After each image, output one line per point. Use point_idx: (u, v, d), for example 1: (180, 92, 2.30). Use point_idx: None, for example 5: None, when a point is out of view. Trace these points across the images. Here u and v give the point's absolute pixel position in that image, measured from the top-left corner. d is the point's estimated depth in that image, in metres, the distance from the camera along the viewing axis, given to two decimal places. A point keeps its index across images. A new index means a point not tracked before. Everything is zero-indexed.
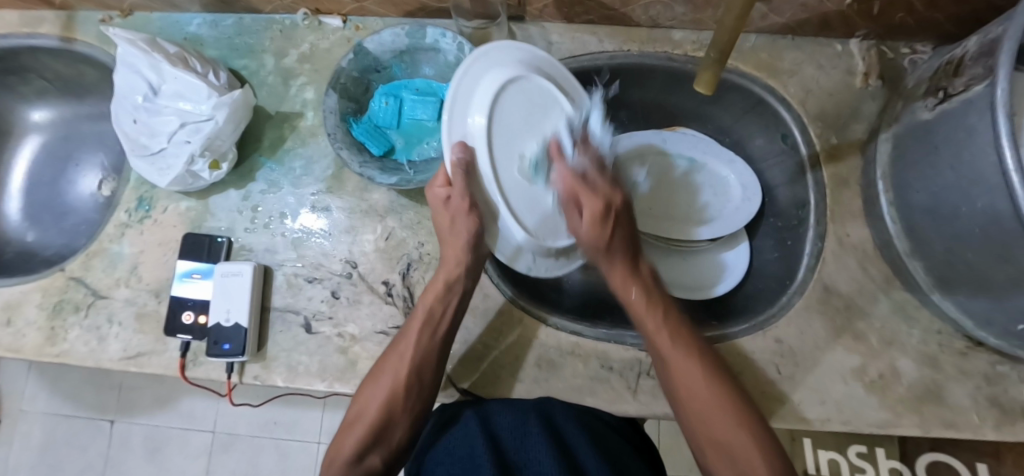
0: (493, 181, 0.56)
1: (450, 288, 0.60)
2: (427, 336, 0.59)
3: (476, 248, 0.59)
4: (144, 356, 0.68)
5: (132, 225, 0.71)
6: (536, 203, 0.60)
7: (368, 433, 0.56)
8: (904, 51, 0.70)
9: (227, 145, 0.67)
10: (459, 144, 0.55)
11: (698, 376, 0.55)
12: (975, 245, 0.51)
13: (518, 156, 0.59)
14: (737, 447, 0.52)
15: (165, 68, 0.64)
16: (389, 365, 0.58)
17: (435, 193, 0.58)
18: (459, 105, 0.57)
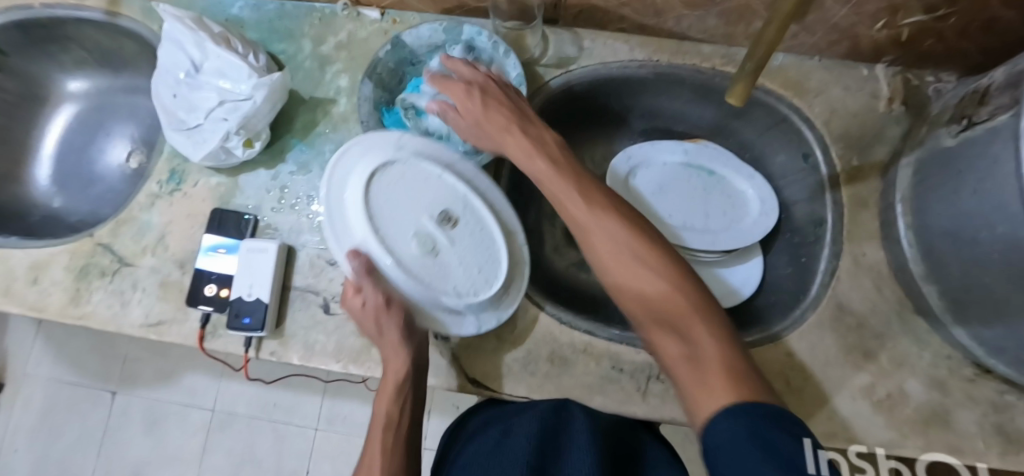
0: (397, 272, 0.57)
1: (398, 389, 0.59)
2: (392, 437, 0.59)
3: (410, 332, 0.59)
4: (164, 324, 0.69)
5: (162, 196, 0.73)
6: (472, 272, 0.60)
7: None
8: (931, 79, 0.71)
9: (261, 125, 0.69)
10: (353, 252, 0.57)
11: (636, 261, 0.47)
12: (992, 270, 0.52)
13: (414, 234, 0.59)
14: (695, 355, 0.40)
15: (210, 46, 0.66)
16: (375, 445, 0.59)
17: (350, 303, 0.59)
18: (339, 224, 0.60)
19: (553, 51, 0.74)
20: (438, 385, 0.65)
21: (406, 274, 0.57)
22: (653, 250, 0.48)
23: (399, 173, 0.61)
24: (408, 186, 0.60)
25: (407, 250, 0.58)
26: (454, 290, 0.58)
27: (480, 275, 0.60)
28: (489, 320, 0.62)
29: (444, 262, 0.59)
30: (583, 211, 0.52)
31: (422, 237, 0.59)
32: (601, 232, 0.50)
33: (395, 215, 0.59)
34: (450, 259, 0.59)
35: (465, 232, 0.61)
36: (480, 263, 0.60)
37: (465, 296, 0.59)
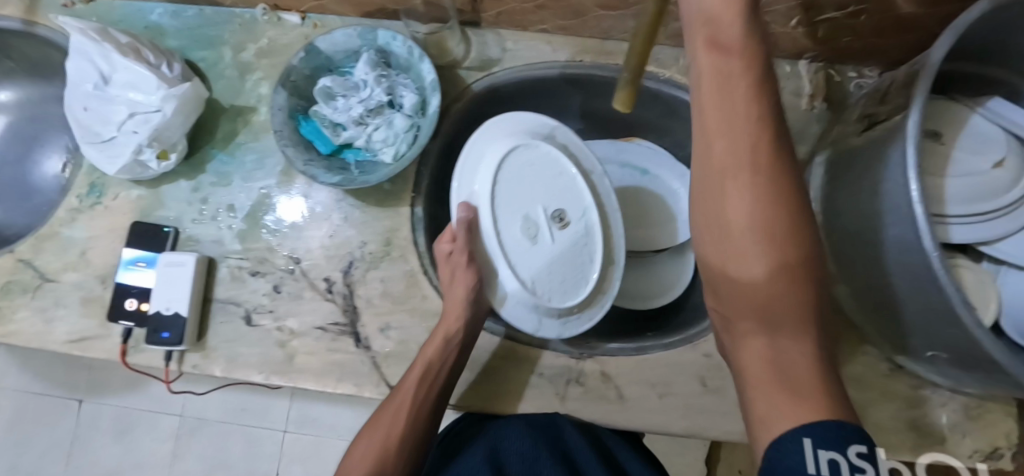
0: (495, 241, 0.61)
1: (448, 346, 0.61)
2: (408, 424, 0.59)
3: (477, 306, 0.63)
4: (87, 340, 0.69)
5: (82, 210, 0.72)
6: (530, 256, 0.62)
7: None
8: (851, 75, 0.71)
9: (176, 137, 0.68)
10: (463, 205, 0.62)
11: (762, 251, 0.42)
12: (889, 271, 0.52)
13: (523, 217, 0.63)
14: (786, 359, 0.39)
15: (117, 58, 0.65)
16: (383, 421, 0.59)
17: (440, 247, 0.63)
18: (471, 181, 0.64)
19: (476, 54, 0.73)
20: (359, 394, 0.65)
21: (503, 249, 0.61)
22: (800, 242, 0.42)
23: (526, 156, 0.65)
24: (535, 172, 0.64)
25: (537, 231, 0.63)
26: (529, 273, 0.62)
27: (563, 282, 0.63)
28: (558, 312, 0.63)
29: (541, 250, 0.63)
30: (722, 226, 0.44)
31: (529, 223, 0.63)
32: (745, 272, 0.43)
33: (525, 199, 0.64)
34: (530, 247, 0.63)
35: (572, 237, 0.65)
36: (575, 284, 0.64)
37: (519, 271, 0.62)
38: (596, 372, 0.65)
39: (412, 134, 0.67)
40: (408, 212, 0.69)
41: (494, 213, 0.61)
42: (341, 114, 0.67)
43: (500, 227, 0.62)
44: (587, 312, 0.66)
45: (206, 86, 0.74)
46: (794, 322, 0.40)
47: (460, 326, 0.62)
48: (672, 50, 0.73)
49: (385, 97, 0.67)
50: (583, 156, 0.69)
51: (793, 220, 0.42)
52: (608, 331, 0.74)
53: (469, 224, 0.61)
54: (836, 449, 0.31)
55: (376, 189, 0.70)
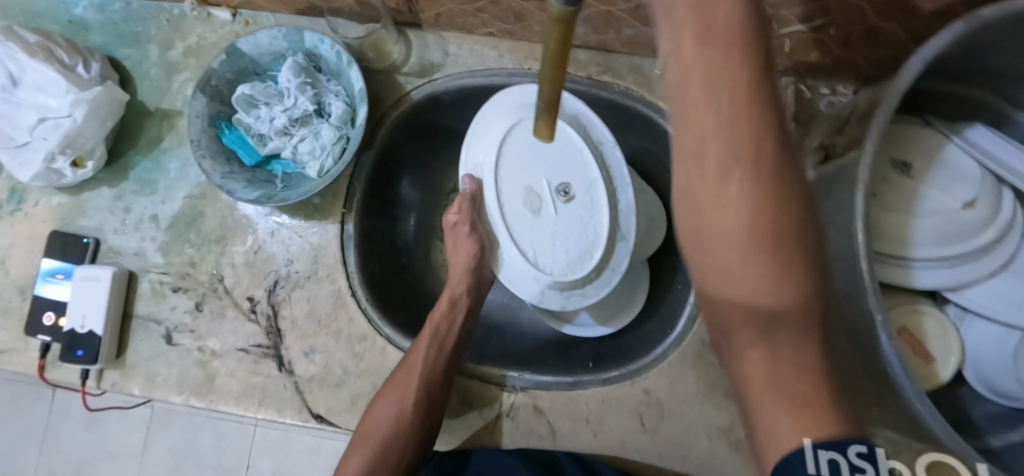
0: (495, 216, 0.57)
1: (459, 303, 0.63)
2: (424, 390, 0.58)
3: (478, 273, 0.63)
4: (5, 354, 0.66)
5: (3, 217, 0.69)
6: (533, 229, 0.57)
7: (371, 458, 0.56)
8: (824, 91, 0.65)
9: (92, 142, 0.64)
10: (468, 176, 0.59)
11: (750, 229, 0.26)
12: (831, 320, 0.48)
13: (526, 189, 0.58)
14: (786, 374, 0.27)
15: (23, 58, 0.60)
16: (399, 380, 0.59)
17: (447, 219, 0.61)
18: (476, 149, 0.60)
19: (416, 58, 0.68)
20: (279, 419, 0.62)
21: (504, 222, 0.57)
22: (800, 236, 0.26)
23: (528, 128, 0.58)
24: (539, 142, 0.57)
25: (536, 202, 0.58)
26: (530, 246, 0.57)
27: (566, 256, 0.57)
28: (554, 289, 0.58)
29: (545, 225, 0.58)
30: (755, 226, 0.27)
31: (532, 195, 0.58)
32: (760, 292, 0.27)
33: (525, 170, 0.58)
34: (531, 220, 0.57)
35: (573, 209, 0.58)
36: (575, 261, 0.57)
37: (524, 245, 0.57)
38: (527, 405, 0.62)
39: (340, 147, 0.62)
40: (337, 229, 0.66)
41: (496, 183, 0.57)
42: (264, 124, 0.63)
43: (497, 198, 0.57)
44: (592, 287, 0.59)
45: (131, 87, 0.70)
46: (796, 330, 0.26)
47: (450, 301, 0.63)
48: (627, 58, 0.68)
49: (311, 105, 0.62)
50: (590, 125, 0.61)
51: (772, 212, 0.26)
52: (549, 359, 0.70)
53: (472, 195, 0.58)
54: (836, 445, 0.24)
55: (304, 203, 0.66)
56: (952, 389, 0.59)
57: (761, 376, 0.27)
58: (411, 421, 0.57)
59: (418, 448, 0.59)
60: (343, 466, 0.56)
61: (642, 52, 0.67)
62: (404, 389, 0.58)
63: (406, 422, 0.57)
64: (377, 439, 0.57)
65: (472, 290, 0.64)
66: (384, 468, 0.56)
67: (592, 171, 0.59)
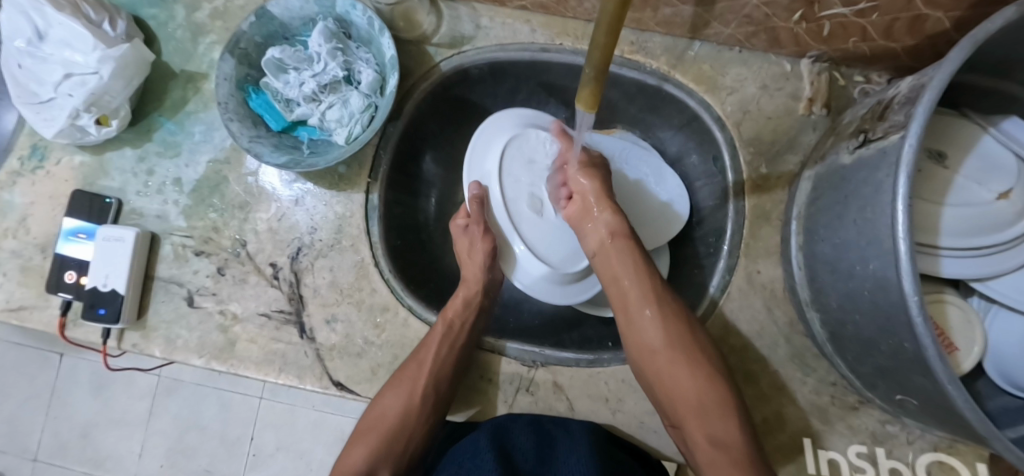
0: (504, 214, 0.66)
1: (471, 303, 0.64)
2: (432, 384, 0.58)
3: (489, 274, 0.66)
4: (25, 310, 0.66)
5: (23, 174, 0.68)
6: (534, 234, 0.67)
7: (379, 446, 0.56)
8: (858, 79, 0.65)
9: (117, 101, 0.63)
10: (475, 183, 0.67)
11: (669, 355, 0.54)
12: (860, 305, 0.48)
13: (528, 195, 0.68)
14: (720, 440, 0.50)
15: (50, 12, 0.59)
16: (409, 372, 0.58)
17: (456, 226, 0.67)
18: (474, 161, 0.70)
19: (446, 30, 0.67)
20: (299, 386, 0.62)
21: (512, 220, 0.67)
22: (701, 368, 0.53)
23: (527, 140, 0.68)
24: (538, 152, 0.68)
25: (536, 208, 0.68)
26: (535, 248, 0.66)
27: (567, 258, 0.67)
28: (559, 286, 0.67)
29: (544, 228, 0.67)
30: (636, 336, 0.57)
31: (534, 199, 0.68)
32: (677, 388, 0.53)
33: (523, 181, 0.68)
34: (532, 225, 0.67)
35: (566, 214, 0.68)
36: (574, 256, 0.67)
37: (530, 242, 0.67)
38: (547, 381, 0.62)
39: (369, 115, 0.62)
40: (362, 199, 0.65)
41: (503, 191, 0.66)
42: (293, 90, 0.62)
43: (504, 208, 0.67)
44: (589, 281, 0.68)
45: (155, 48, 0.68)
46: (717, 417, 0.51)
47: (468, 299, 0.64)
48: (661, 38, 0.67)
49: (341, 72, 0.62)
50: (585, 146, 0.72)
51: (618, 246, 0.59)
52: (566, 338, 0.70)
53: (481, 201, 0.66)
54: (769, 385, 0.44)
55: (329, 172, 0.66)
56: (970, 381, 0.59)
57: (707, 447, 0.51)
58: (416, 419, 0.58)
59: (421, 441, 0.59)
60: (348, 451, 0.57)
61: (677, 32, 0.66)
62: (413, 387, 0.57)
63: (413, 417, 0.57)
64: (382, 431, 0.57)
65: (484, 290, 0.65)
66: (391, 457, 0.57)
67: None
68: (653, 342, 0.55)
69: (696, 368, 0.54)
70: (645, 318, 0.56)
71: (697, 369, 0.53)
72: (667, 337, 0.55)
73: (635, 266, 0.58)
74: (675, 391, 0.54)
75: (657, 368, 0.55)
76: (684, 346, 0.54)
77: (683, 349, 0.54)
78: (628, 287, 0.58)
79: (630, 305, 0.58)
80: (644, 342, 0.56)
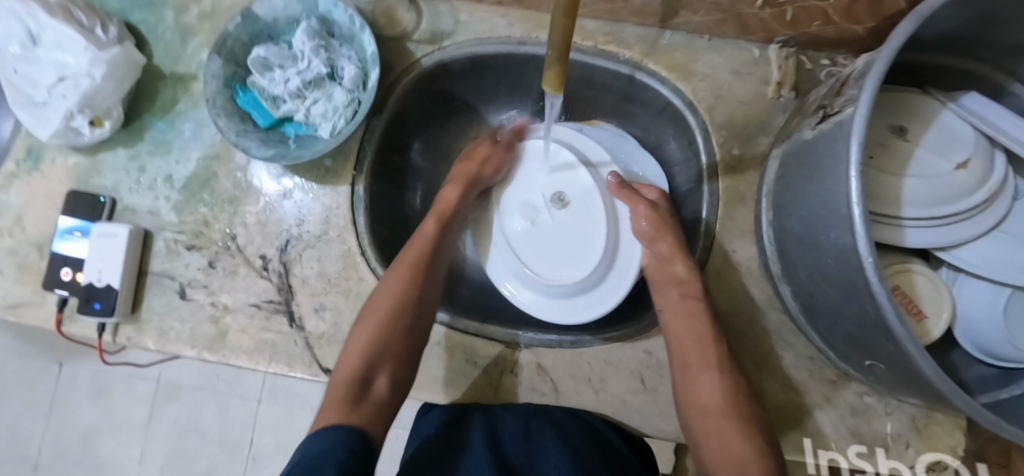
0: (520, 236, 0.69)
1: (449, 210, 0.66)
2: (418, 263, 0.61)
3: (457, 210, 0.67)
4: (21, 307, 0.68)
5: (20, 175, 0.71)
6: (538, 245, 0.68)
7: (380, 333, 0.57)
8: (826, 62, 0.67)
9: (110, 102, 0.66)
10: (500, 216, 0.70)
11: (721, 415, 0.54)
12: (825, 275, 0.50)
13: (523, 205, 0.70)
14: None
15: (43, 17, 0.61)
16: (411, 253, 0.62)
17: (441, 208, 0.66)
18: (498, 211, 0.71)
19: (426, 26, 0.69)
20: (290, 373, 0.64)
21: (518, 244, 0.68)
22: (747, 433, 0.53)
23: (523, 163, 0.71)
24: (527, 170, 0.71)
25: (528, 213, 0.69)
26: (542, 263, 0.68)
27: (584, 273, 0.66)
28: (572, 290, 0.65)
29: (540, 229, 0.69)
30: (690, 392, 0.56)
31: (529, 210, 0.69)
32: (727, 451, 0.52)
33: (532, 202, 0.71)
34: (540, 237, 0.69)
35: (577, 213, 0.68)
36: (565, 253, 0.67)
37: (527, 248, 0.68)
38: (531, 363, 0.64)
39: (353, 110, 0.64)
40: (348, 190, 0.67)
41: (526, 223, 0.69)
42: (278, 86, 0.64)
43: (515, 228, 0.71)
44: (614, 276, 0.67)
45: (146, 51, 0.71)
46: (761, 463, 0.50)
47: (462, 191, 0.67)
48: (634, 29, 0.69)
49: (324, 68, 0.64)
50: (586, 148, 0.71)
51: (688, 307, 0.59)
52: (550, 323, 0.72)
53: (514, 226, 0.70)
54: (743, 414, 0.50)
55: (316, 165, 0.68)
56: (943, 351, 0.60)
57: None
58: (403, 318, 0.58)
59: (415, 340, 0.59)
60: (347, 349, 0.57)
61: (648, 22, 0.68)
62: (403, 279, 0.59)
63: (401, 307, 0.58)
64: (380, 319, 0.57)
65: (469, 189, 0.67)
66: (387, 352, 0.56)
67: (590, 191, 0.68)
68: (710, 405, 0.55)
69: (747, 437, 0.52)
70: (703, 382, 0.56)
71: (751, 442, 0.52)
72: (726, 405, 0.54)
73: (703, 332, 0.58)
74: (722, 456, 0.52)
75: (706, 429, 0.55)
76: (739, 418, 0.54)
77: (739, 418, 0.54)
78: (691, 348, 0.57)
79: (689, 366, 0.57)
80: (699, 404, 0.55)
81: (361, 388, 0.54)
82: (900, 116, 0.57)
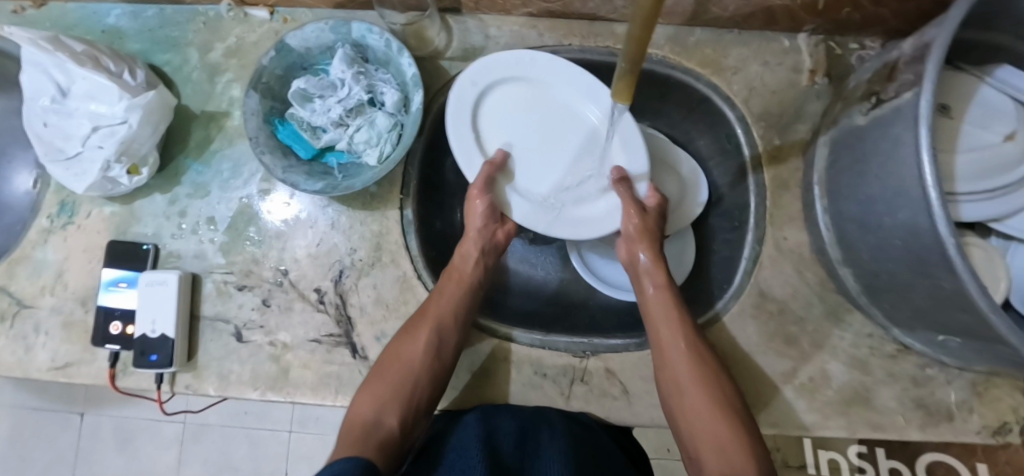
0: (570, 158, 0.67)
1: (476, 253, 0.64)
2: (441, 331, 0.59)
3: (497, 240, 0.66)
4: (72, 366, 0.66)
5: (54, 231, 0.69)
6: (563, 188, 0.66)
7: (391, 388, 0.55)
8: (853, 46, 0.68)
9: (145, 148, 0.64)
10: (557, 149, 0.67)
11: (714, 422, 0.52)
12: (893, 255, 0.51)
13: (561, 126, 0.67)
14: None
15: (73, 68, 0.60)
16: (432, 311, 0.60)
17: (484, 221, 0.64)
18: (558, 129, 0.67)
19: (457, 44, 0.69)
20: None
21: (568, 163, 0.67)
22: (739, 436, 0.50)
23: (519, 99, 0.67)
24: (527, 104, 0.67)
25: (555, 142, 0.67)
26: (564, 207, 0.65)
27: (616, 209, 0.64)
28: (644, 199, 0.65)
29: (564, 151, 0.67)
30: (688, 396, 0.54)
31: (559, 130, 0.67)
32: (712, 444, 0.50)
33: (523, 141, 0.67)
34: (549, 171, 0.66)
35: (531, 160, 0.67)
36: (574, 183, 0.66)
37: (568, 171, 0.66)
38: (599, 369, 0.64)
39: (397, 134, 0.64)
40: (397, 214, 0.67)
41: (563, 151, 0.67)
42: (320, 117, 0.63)
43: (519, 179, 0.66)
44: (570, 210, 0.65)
45: (173, 92, 0.69)
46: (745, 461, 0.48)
47: (479, 250, 0.64)
48: (663, 29, 0.70)
49: (365, 95, 0.64)
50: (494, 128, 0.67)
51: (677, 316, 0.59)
52: (606, 326, 0.73)
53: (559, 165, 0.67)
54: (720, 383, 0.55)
55: (362, 192, 0.67)
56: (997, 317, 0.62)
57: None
58: (431, 361, 0.58)
59: (422, 415, 0.56)
60: (355, 401, 0.55)
61: (677, 21, 0.69)
62: (432, 325, 0.59)
63: (418, 370, 0.57)
64: (398, 375, 0.56)
65: (487, 247, 0.65)
66: (395, 410, 0.54)
67: (606, 107, 0.65)
68: (699, 402, 0.54)
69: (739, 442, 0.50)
70: (693, 386, 0.55)
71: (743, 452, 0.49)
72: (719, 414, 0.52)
73: (693, 349, 0.57)
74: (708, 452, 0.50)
75: (703, 424, 0.52)
76: (734, 429, 0.51)
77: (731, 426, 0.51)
78: (683, 360, 0.56)
79: (694, 371, 0.55)
80: (691, 399, 0.54)
81: (373, 427, 0.52)
82: (940, 94, 0.59)
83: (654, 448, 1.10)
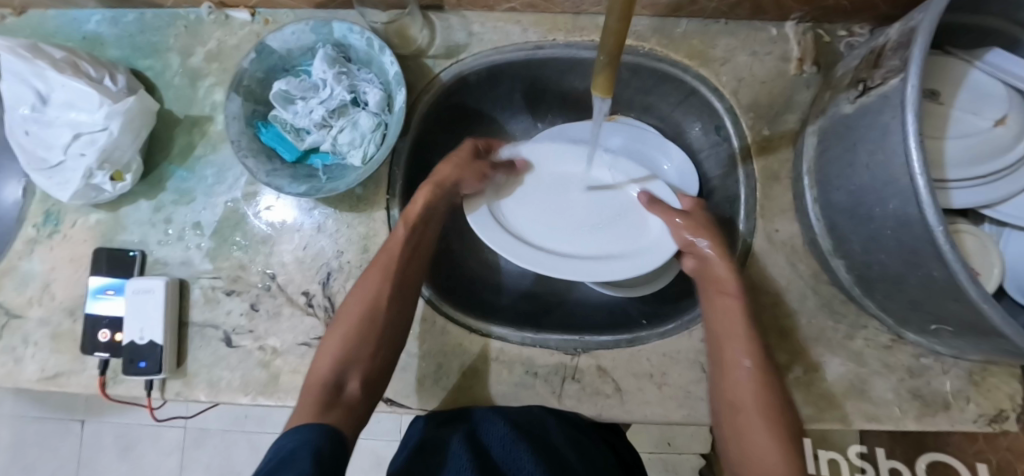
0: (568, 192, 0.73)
1: (427, 201, 0.63)
2: (394, 277, 0.59)
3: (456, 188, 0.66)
4: (61, 376, 0.66)
5: (41, 241, 0.68)
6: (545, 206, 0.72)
7: (350, 340, 0.55)
8: (841, 33, 0.67)
9: (128, 155, 0.64)
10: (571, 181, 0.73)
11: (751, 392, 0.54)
12: (884, 245, 0.50)
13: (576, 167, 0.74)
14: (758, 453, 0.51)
15: (52, 75, 0.60)
16: (382, 260, 0.59)
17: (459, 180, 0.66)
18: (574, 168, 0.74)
19: (441, 41, 0.68)
20: None
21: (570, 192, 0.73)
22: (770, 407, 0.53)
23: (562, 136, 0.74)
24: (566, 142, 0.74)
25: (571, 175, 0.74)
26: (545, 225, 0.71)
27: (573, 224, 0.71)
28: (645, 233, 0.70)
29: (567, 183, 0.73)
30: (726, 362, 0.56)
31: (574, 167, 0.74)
32: (739, 406, 0.54)
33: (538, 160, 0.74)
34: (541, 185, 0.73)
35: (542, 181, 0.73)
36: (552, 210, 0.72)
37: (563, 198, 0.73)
38: (591, 366, 0.63)
39: (381, 133, 0.63)
40: (384, 216, 0.67)
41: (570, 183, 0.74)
42: (303, 119, 0.63)
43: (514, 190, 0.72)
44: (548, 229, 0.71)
45: (156, 98, 0.69)
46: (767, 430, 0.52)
47: (432, 195, 0.64)
48: (649, 20, 0.69)
49: (348, 95, 0.63)
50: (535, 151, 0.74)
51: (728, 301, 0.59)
52: (598, 323, 0.72)
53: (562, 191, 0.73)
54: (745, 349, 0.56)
55: (348, 194, 0.66)
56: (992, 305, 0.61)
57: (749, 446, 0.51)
58: (388, 312, 0.57)
59: (387, 359, 0.58)
60: (317, 360, 0.55)
61: (663, 13, 0.68)
62: (384, 275, 0.58)
63: (374, 318, 0.57)
64: (353, 328, 0.56)
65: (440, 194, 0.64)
66: (358, 362, 0.55)
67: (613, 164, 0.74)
68: (745, 366, 0.55)
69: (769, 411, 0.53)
70: (739, 355, 0.56)
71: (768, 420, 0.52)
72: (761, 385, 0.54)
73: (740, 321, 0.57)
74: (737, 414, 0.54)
75: (737, 390, 0.55)
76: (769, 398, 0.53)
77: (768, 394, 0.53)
78: (734, 329, 0.57)
79: (735, 337, 0.57)
80: (735, 363, 0.56)
81: (335, 389, 0.52)
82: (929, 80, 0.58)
83: (656, 444, 1.09)
